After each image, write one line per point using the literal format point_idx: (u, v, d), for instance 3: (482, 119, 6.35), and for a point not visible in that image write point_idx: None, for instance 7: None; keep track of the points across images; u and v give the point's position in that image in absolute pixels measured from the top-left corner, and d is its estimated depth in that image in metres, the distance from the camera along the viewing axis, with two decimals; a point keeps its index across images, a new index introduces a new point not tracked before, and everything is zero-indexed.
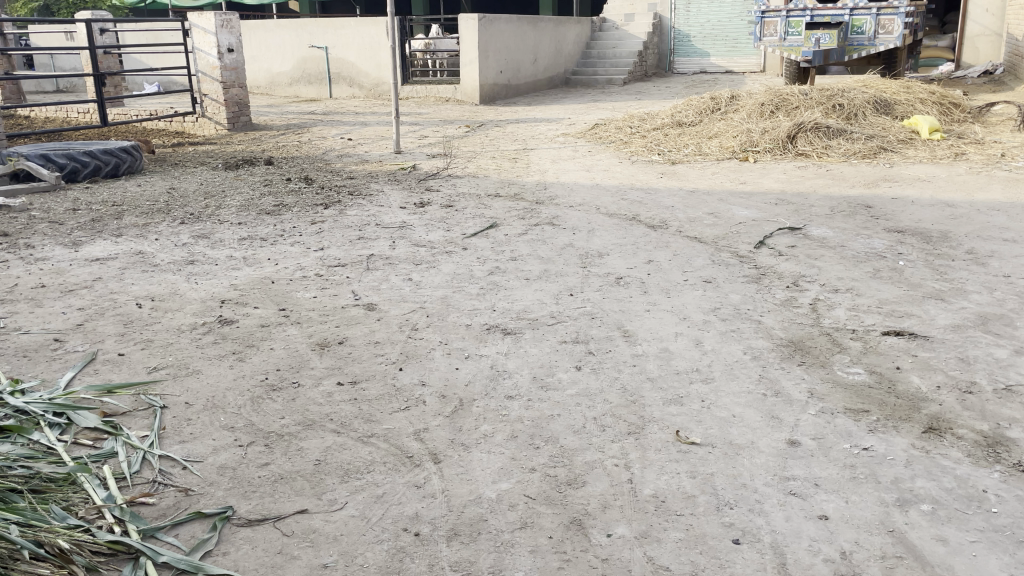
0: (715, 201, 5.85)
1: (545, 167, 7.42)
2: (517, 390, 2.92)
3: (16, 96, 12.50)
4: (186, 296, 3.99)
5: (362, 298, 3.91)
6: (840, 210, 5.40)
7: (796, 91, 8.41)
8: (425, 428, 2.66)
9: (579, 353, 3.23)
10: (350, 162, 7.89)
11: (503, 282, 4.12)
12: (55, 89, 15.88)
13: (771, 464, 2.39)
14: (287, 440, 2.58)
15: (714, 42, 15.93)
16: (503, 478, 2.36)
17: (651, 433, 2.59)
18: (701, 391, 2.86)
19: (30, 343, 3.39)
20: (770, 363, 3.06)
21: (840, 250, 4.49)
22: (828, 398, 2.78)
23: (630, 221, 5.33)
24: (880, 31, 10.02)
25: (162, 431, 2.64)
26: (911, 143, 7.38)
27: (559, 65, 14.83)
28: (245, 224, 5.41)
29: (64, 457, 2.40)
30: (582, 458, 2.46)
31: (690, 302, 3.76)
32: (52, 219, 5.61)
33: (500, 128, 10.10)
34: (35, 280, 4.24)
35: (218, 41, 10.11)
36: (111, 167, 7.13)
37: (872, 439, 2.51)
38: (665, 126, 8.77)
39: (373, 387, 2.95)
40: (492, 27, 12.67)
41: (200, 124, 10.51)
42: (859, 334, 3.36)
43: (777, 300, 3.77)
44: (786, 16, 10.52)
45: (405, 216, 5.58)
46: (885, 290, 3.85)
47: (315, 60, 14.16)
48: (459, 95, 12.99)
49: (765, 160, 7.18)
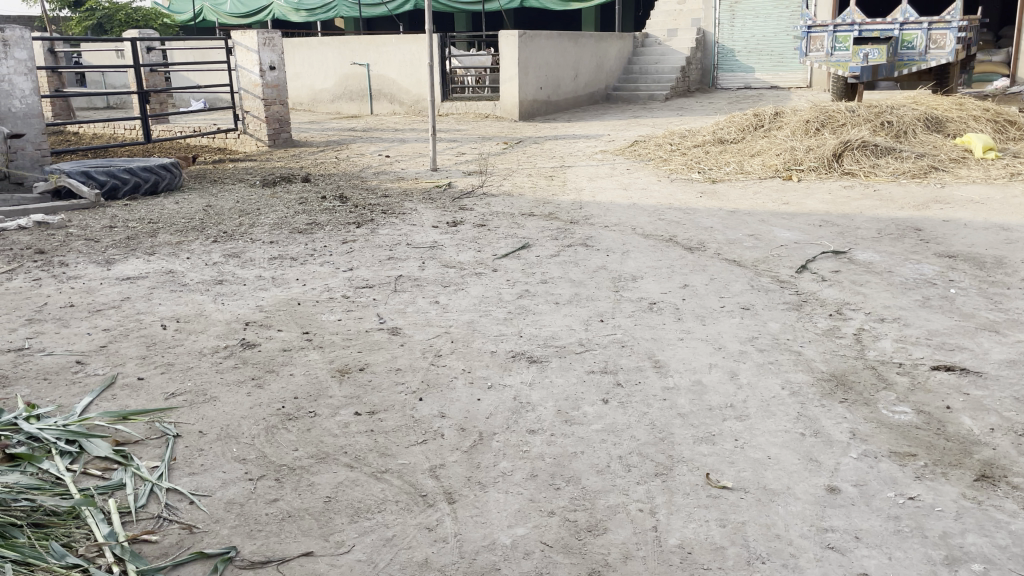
0: (756, 222, 5.66)
1: (582, 185, 7.31)
2: (540, 424, 2.79)
3: (66, 112, 12.80)
4: (211, 317, 3.94)
5: (387, 322, 3.83)
6: (888, 232, 5.19)
7: (843, 108, 8.16)
8: (442, 465, 2.54)
9: (607, 384, 3.09)
10: (386, 180, 7.86)
11: (532, 306, 4.00)
12: (105, 106, 16.28)
13: (807, 513, 2.22)
14: (299, 474, 2.49)
15: (759, 57, 15.69)
16: (520, 523, 2.23)
17: (679, 475, 2.44)
18: (734, 429, 2.71)
19: (52, 365, 3.36)
20: (810, 400, 2.89)
21: (886, 276, 4.29)
22: (871, 439, 2.60)
23: (667, 243, 5.17)
24: (932, 46, 9.73)
25: (173, 462, 2.57)
26: (964, 162, 7.10)
27: (600, 81, 14.72)
28: (277, 243, 5.39)
29: (70, 489, 2.33)
30: (604, 501, 2.32)
31: (727, 330, 3.59)
32: (89, 236, 5.65)
33: (538, 145, 10.01)
34: (65, 299, 4.24)
35: (260, 60, 10.21)
36: (150, 184, 7.18)
37: (919, 487, 2.32)
38: (705, 144, 8.59)
39: (391, 418, 2.85)
40: (532, 43, 12.63)
41: (242, 141, 10.62)
42: (906, 368, 3.16)
43: (818, 330, 3.59)
44: (834, 31, 10.26)
45: (437, 235, 5.50)
46: (935, 320, 3.64)
47: (357, 77, 14.26)
48: (499, 111, 12.97)
49: (810, 179, 6.96)
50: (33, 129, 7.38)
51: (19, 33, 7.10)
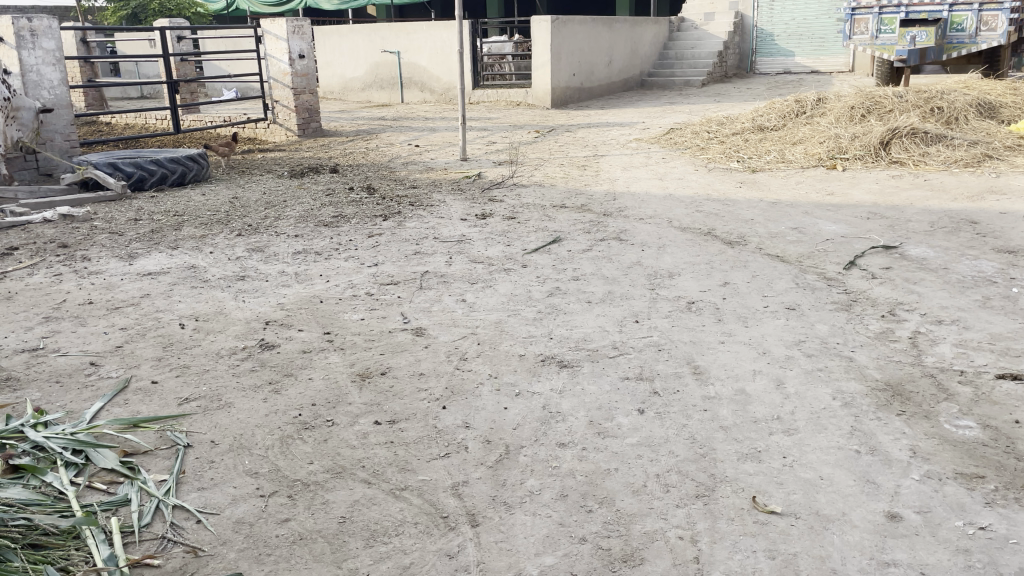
0: (799, 214, 5.41)
1: (615, 175, 7.08)
2: (571, 436, 2.61)
3: (99, 102, 12.82)
4: (230, 315, 3.81)
5: (411, 322, 3.66)
6: (942, 225, 4.90)
7: (890, 93, 7.83)
8: (465, 482, 2.37)
9: (642, 393, 2.88)
10: (415, 170, 7.70)
11: (564, 306, 3.80)
12: (140, 96, 16.33)
13: (865, 544, 2.02)
14: (313, 491, 2.34)
15: (799, 41, 15.23)
16: (548, 551, 2.05)
17: (722, 497, 2.24)
18: (782, 445, 2.50)
19: (66, 367, 3.25)
20: (864, 412, 2.67)
21: (942, 274, 4.02)
22: (934, 458, 2.38)
23: (705, 237, 4.93)
24: (983, 28, 9.32)
25: (182, 475, 2.43)
26: (1020, 150, 6.74)
27: (634, 67, 14.41)
28: (301, 236, 5.26)
29: (72, 506, 2.20)
30: (640, 526, 2.14)
31: (771, 333, 3.37)
32: (113, 229, 5.56)
33: (569, 134, 9.76)
34: (83, 296, 4.14)
35: (289, 48, 10.10)
36: (177, 176, 7.10)
37: (991, 515, 2.10)
38: (745, 131, 8.28)
39: (413, 429, 2.68)
40: (565, 29, 12.37)
41: (272, 131, 10.52)
42: (969, 377, 2.92)
43: (870, 333, 3.35)
44: (879, 13, 9.87)
45: (465, 229, 5.32)
46: (998, 323, 3.38)
47: (387, 65, 14.11)
48: (531, 99, 12.72)
49: (855, 168, 6.66)
50: (61, 119, 7.30)
51: (47, 24, 7.04)
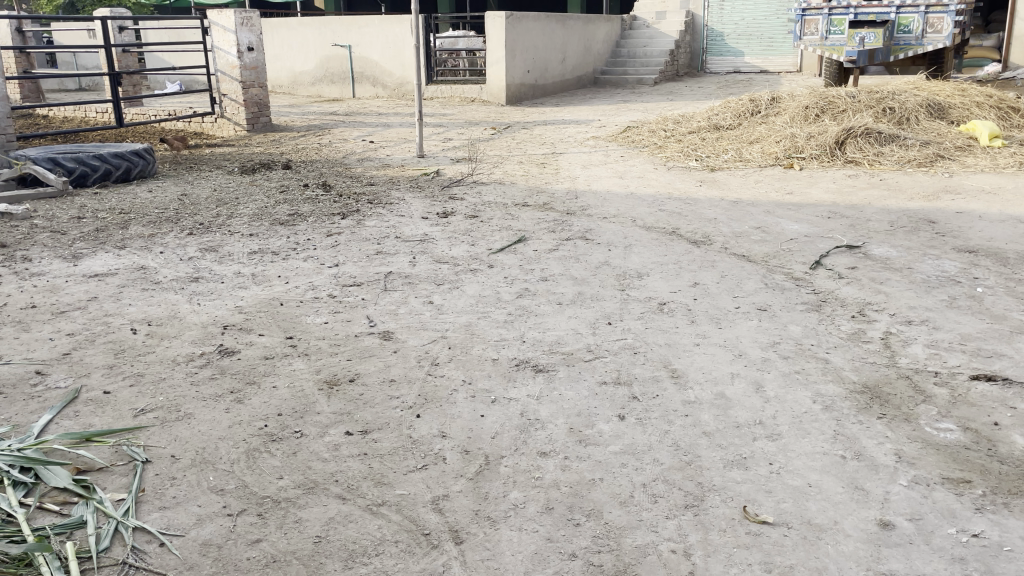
0: (761, 213, 5.42)
1: (575, 173, 7.02)
2: (552, 445, 2.52)
3: (36, 95, 12.31)
4: (185, 320, 3.63)
5: (378, 325, 3.53)
6: (901, 225, 4.95)
7: (843, 93, 7.92)
8: (446, 495, 2.27)
9: (621, 398, 2.82)
10: (372, 167, 7.53)
11: (534, 308, 3.71)
12: (78, 88, 15.74)
13: (862, 555, 1.98)
14: (284, 509, 2.21)
15: (748, 41, 15.40)
16: (538, 569, 1.97)
17: (712, 508, 2.18)
18: (768, 451, 2.45)
19: (8, 377, 3.04)
20: (845, 416, 2.64)
21: (907, 274, 4.05)
22: (920, 463, 2.36)
23: (670, 236, 4.90)
24: (928, 30, 9.43)
25: (141, 493, 2.28)
26: (970, 150, 6.89)
27: (588, 64, 14.41)
28: (256, 235, 5.07)
29: (22, 530, 2.04)
30: (631, 540, 2.07)
31: (746, 335, 3.33)
32: (54, 228, 5.29)
33: (527, 131, 9.68)
34: (25, 299, 3.91)
35: (237, 40, 9.79)
36: (122, 172, 6.76)
37: (982, 522, 2.09)
38: (701, 130, 8.30)
39: (386, 439, 2.56)
40: (519, 25, 12.28)
41: (220, 125, 10.20)
42: (944, 378, 2.92)
43: (843, 334, 3.34)
44: (828, 14, 9.99)
45: (427, 228, 5.20)
46: (967, 323, 3.41)
47: (338, 59, 13.84)
48: (485, 95, 12.59)
49: (812, 167, 6.72)
50: None
51: None
